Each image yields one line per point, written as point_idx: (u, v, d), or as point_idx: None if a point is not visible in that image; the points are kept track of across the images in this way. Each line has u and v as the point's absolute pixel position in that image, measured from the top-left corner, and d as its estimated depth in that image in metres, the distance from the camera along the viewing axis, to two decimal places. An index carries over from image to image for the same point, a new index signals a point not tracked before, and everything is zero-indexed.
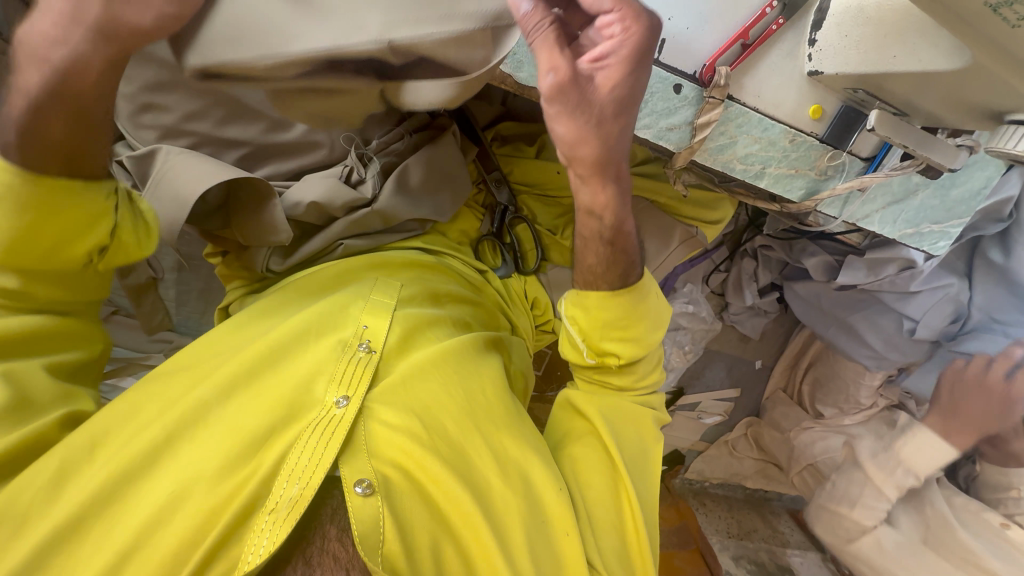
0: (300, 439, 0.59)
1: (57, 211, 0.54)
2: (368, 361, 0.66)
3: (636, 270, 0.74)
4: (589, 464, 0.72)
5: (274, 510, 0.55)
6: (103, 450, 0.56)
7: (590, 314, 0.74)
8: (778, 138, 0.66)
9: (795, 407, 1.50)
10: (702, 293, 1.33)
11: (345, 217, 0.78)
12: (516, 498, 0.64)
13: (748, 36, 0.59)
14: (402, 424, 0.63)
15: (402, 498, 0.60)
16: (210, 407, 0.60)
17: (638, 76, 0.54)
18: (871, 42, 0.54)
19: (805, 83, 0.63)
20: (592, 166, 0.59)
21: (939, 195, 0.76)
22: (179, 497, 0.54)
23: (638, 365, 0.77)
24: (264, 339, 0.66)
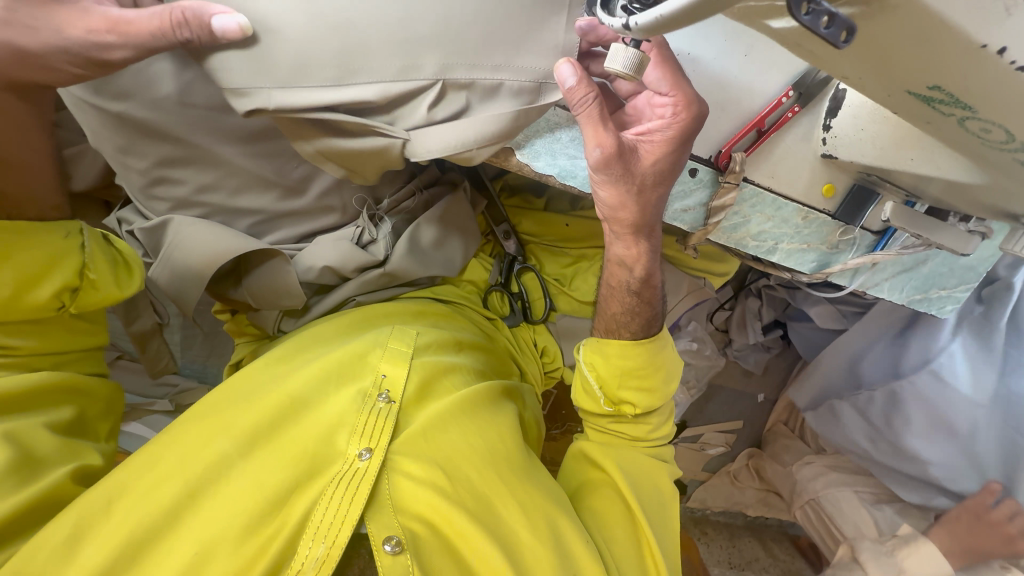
0: (325, 495, 0.58)
1: (20, 248, 0.56)
2: (389, 412, 0.65)
3: (658, 321, 0.75)
4: (610, 516, 0.70)
5: (302, 571, 0.54)
6: (121, 503, 0.54)
7: (609, 362, 0.73)
8: (790, 216, 0.66)
9: (797, 440, 1.50)
10: (706, 330, 1.33)
11: (356, 278, 0.79)
12: (547, 551, 0.61)
13: (764, 123, 0.58)
14: (427, 477, 0.62)
15: (431, 555, 0.58)
16: (232, 461, 0.58)
17: (679, 156, 0.57)
18: (888, 138, 0.54)
19: (819, 164, 0.63)
20: (631, 227, 0.63)
21: (948, 264, 0.76)
22: (205, 557, 0.53)
23: (653, 418, 0.77)
24: (283, 387, 0.64)
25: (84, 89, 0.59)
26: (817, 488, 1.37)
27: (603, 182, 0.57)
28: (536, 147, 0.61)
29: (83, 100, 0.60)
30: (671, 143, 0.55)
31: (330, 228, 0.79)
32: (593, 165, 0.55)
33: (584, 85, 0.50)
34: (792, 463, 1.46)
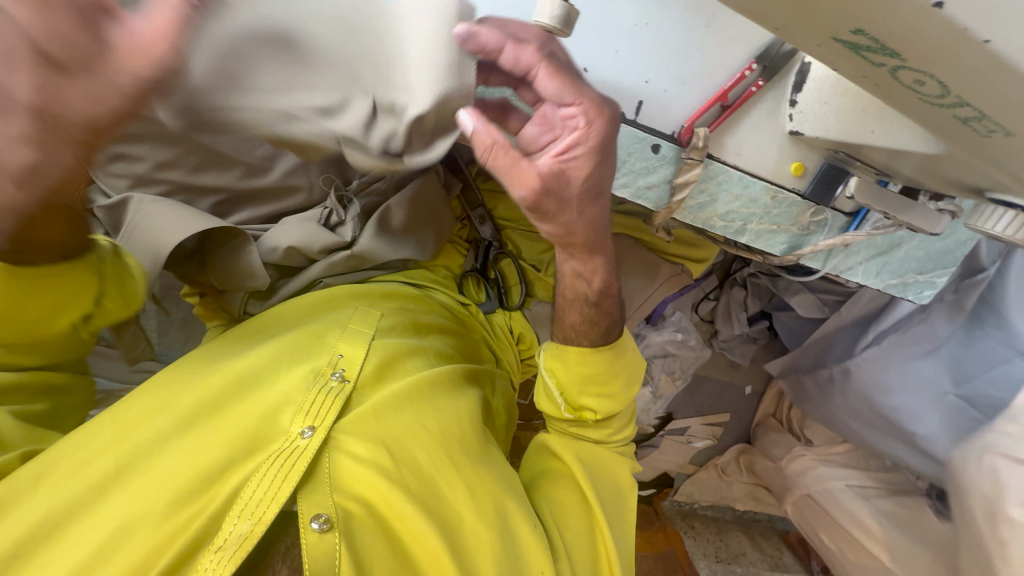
0: (257, 473, 0.56)
1: (50, 284, 0.61)
2: (340, 391, 0.64)
3: (617, 326, 0.74)
4: (565, 506, 0.69)
5: (222, 548, 0.51)
6: (53, 476, 0.54)
7: (567, 368, 0.73)
8: (759, 196, 0.65)
9: (785, 434, 1.48)
10: (691, 320, 1.31)
11: (324, 259, 0.77)
12: (491, 534, 0.60)
13: (727, 97, 0.57)
14: (371, 457, 0.60)
15: (364, 537, 0.56)
16: (168, 437, 0.58)
17: (603, 169, 0.55)
18: (850, 112, 0.52)
19: (786, 142, 0.62)
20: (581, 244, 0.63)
21: (924, 247, 0.74)
22: (124, 532, 0.51)
23: (611, 421, 0.75)
24: (232, 364, 0.64)
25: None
26: (808, 482, 1.38)
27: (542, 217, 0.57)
28: None
29: None
30: (591, 160, 0.53)
31: (297, 209, 0.78)
32: (525, 203, 0.54)
33: (483, 131, 0.47)
34: (781, 458, 1.46)
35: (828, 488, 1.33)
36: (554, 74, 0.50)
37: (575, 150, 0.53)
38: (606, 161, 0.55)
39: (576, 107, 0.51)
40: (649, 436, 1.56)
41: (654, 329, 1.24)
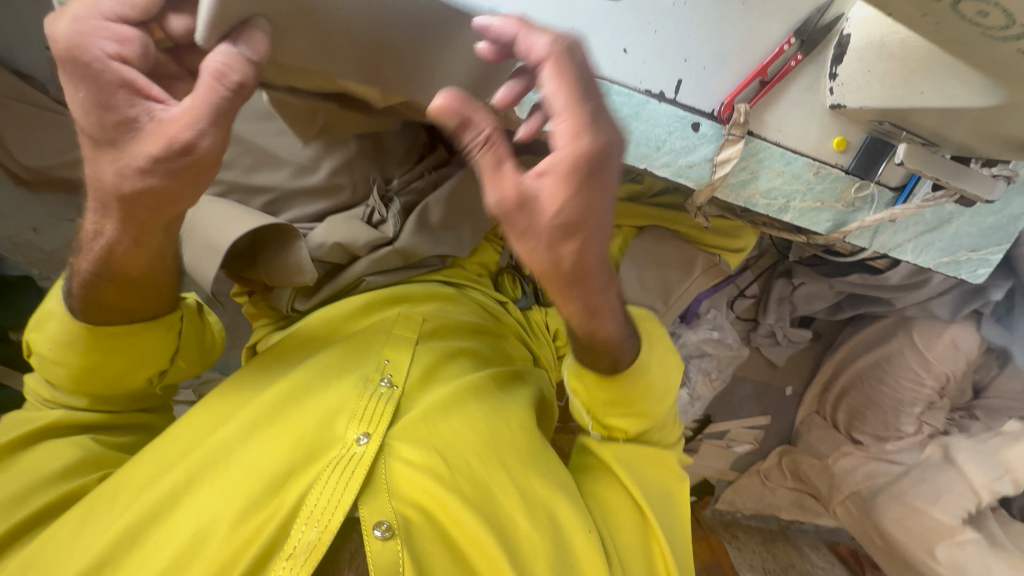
0: (319, 481, 0.50)
1: (128, 342, 0.57)
2: (390, 397, 0.57)
3: (631, 353, 0.59)
4: (613, 501, 0.61)
5: (293, 555, 0.46)
6: (126, 490, 0.50)
7: (590, 391, 0.62)
8: (801, 171, 0.64)
9: (831, 432, 1.43)
10: (727, 318, 1.30)
11: (367, 256, 0.78)
12: (546, 539, 0.53)
13: (767, 73, 0.58)
14: (425, 462, 0.53)
15: (427, 545, 0.50)
16: (231, 447, 0.52)
17: (591, 191, 0.38)
18: (894, 77, 0.53)
19: (827, 116, 0.62)
20: (560, 285, 0.44)
21: (976, 222, 0.73)
22: (196, 544, 0.46)
23: (655, 433, 0.65)
24: (290, 375, 0.59)
25: None
26: (856, 479, 1.35)
27: (536, 242, 0.40)
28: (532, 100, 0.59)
29: None
30: (581, 129, 0.37)
31: (341, 208, 0.81)
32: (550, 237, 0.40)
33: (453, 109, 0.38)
34: (829, 455, 1.42)
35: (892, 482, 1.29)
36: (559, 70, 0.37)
37: (550, 171, 0.38)
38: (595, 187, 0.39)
39: (558, 122, 0.37)
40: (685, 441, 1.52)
41: (689, 327, 1.23)
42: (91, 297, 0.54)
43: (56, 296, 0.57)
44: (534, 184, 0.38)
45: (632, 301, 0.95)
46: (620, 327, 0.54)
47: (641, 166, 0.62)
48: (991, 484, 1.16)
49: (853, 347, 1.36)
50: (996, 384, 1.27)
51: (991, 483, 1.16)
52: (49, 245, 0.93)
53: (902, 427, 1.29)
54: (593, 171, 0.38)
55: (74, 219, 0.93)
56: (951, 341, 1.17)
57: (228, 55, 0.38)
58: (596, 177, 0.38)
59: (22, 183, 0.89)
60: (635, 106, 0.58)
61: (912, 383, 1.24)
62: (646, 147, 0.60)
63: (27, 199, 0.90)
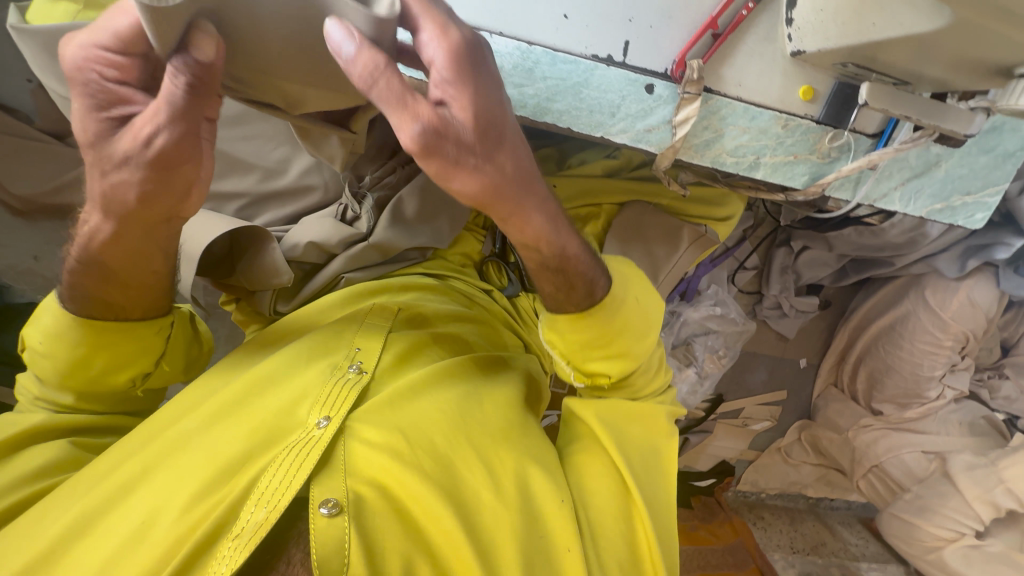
0: (274, 462, 0.50)
1: (114, 338, 0.58)
2: (355, 383, 0.58)
3: (604, 281, 0.60)
4: (592, 471, 0.60)
5: (238, 536, 0.46)
6: (85, 480, 0.51)
7: (567, 338, 0.62)
8: (768, 125, 0.62)
9: (850, 403, 1.38)
10: (728, 293, 1.27)
11: (343, 253, 0.78)
12: (510, 511, 0.53)
13: (717, 25, 0.56)
14: (384, 441, 0.53)
15: (376, 521, 0.49)
16: (192, 436, 0.53)
17: (485, 83, 0.38)
18: (847, 13, 0.51)
19: (789, 64, 0.59)
20: (507, 203, 0.46)
21: (968, 163, 0.69)
22: (147, 528, 0.47)
23: (637, 378, 0.65)
24: (254, 366, 0.60)
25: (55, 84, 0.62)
26: (878, 452, 1.30)
27: (467, 163, 0.39)
28: None
29: (64, 98, 0.62)
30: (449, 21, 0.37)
31: (316, 209, 0.82)
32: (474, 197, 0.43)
33: (366, 50, 0.35)
34: (849, 428, 1.36)
35: (908, 451, 1.26)
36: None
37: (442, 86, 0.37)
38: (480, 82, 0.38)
39: (423, 30, 0.37)
40: (699, 422, 1.49)
41: (688, 304, 1.20)
42: (93, 293, 0.56)
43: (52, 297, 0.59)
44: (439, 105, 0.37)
45: None
46: (583, 244, 0.57)
47: (598, 135, 0.59)
48: (986, 498, 1.14)
49: (867, 313, 1.31)
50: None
51: (990, 494, 1.13)
52: (50, 270, 0.96)
53: (926, 393, 1.25)
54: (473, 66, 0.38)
55: (70, 243, 0.96)
56: (966, 297, 1.11)
57: (184, 61, 0.37)
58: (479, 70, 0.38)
59: (19, 213, 0.92)
60: (583, 73, 0.57)
61: (931, 347, 1.18)
62: (601, 114, 0.59)
63: (24, 228, 0.93)
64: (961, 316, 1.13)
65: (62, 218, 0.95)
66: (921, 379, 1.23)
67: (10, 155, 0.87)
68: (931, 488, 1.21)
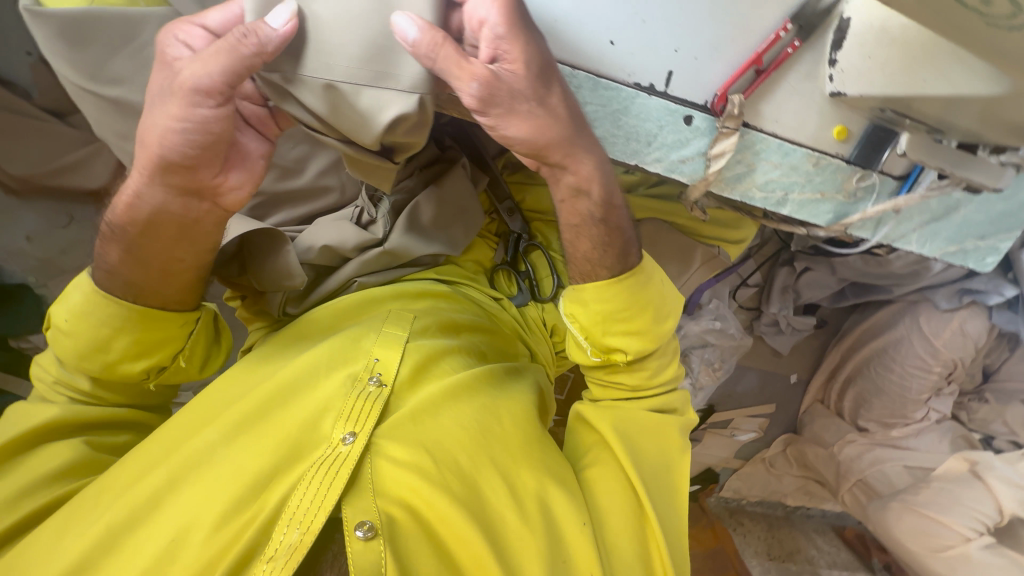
0: (302, 480, 0.51)
1: (139, 328, 0.59)
2: (377, 396, 0.58)
3: (635, 248, 0.62)
4: (607, 486, 0.60)
5: (273, 558, 0.47)
6: (108, 492, 0.52)
7: (588, 308, 0.62)
8: (800, 162, 0.62)
9: (836, 420, 1.42)
10: (729, 308, 1.28)
11: (356, 257, 0.76)
12: (534, 534, 0.54)
13: (762, 61, 0.55)
14: (411, 459, 0.54)
15: (409, 541, 0.51)
16: (216, 448, 0.53)
17: (534, 33, 0.47)
18: (896, 63, 0.51)
19: (827, 104, 0.59)
20: (562, 147, 0.52)
21: (986, 209, 0.69)
22: (179, 543, 0.48)
23: (650, 362, 0.65)
24: (276, 373, 0.59)
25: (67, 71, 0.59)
26: (863, 466, 1.34)
27: (524, 106, 0.48)
28: None
29: (77, 86, 0.59)
30: None
31: (331, 209, 0.81)
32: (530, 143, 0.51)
33: (426, 30, 0.44)
34: (835, 443, 1.41)
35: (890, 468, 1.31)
36: None
37: (495, 44, 0.46)
38: (531, 36, 0.47)
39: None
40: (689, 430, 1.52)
41: (689, 318, 1.21)
42: (119, 273, 0.58)
43: (80, 283, 0.59)
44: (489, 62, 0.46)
45: None
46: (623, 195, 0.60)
47: (633, 162, 0.60)
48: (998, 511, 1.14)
49: (859, 336, 1.33)
50: (1007, 369, 1.24)
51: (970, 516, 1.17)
52: (43, 253, 0.92)
53: (911, 414, 1.30)
54: (522, 20, 0.46)
55: (65, 226, 0.92)
56: (959, 327, 1.14)
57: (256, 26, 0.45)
58: (528, 21, 0.46)
59: (14, 192, 0.88)
60: (624, 101, 0.56)
61: (920, 371, 1.22)
62: (637, 142, 0.59)
63: (19, 208, 0.90)
64: (953, 345, 1.16)
65: (59, 199, 0.91)
66: (907, 400, 1.28)
67: (6, 131, 0.82)
68: (954, 485, 1.18)
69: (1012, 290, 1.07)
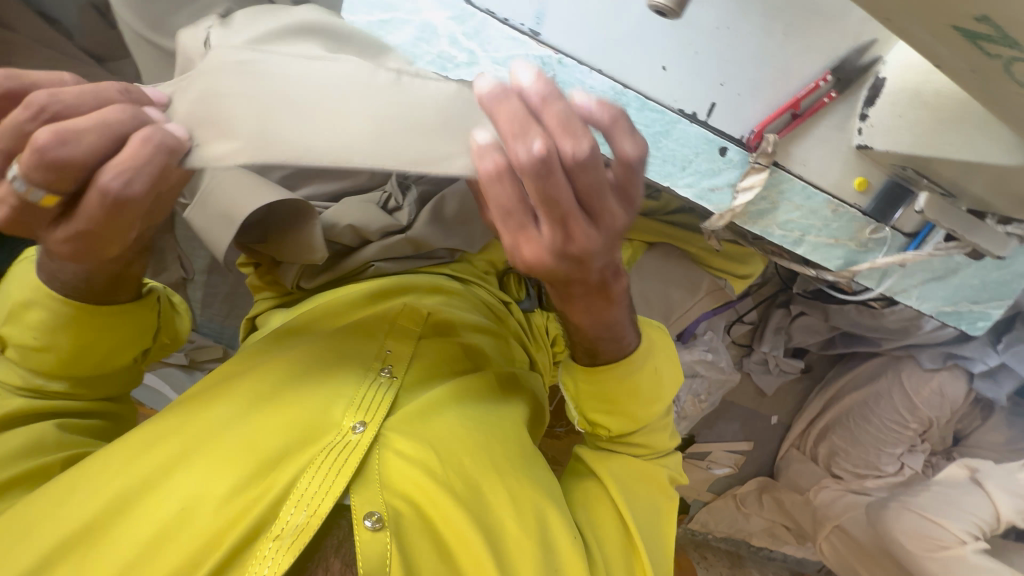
0: (312, 464, 0.52)
1: (119, 317, 0.58)
2: (389, 388, 0.59)
3: (631, 341, 0.61)
4: (602, 516, 0.62)
5: (279, 537, 0.48)
6: (120, 453, 0.51)
7: (579, 381, 0.64)
8: (820, 207, 0.65)
9: (812, 465, 1.44)
10: (722, 341, 1.31)
11: (378, 241, 0.77)
12: (531, 544, 0.54)
13: (799, 106, 0.58)
14: (419, 456, 0.55)
15: (413, 536, 0.52)
16: (229, 423, 0.54)
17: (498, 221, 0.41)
18: (925, 125, 0.54)
19: (852, 155, 0.62)
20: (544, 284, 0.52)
21: (982, 275, 0.73)
22: (186, 515, 0.48)
23: (640, 438, 0.65)
24: (291, 356, 0.60)
25: (133, 19, 0.61)
26: (838, 511, 1.36)
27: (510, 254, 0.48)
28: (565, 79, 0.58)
29: (139, 34, 0.61)
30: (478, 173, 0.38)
31: (357, 190, 0.82)
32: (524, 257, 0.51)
33: None
34: (810, 489, 1.43)
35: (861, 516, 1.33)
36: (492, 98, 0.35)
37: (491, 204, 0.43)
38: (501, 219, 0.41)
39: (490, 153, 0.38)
40: None
41: (683, 345, 1.23)
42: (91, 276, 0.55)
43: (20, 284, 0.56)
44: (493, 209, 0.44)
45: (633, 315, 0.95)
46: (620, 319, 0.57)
47: (664, 183, 0.62)
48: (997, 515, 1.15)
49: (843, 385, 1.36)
50: (977, 435, 1.30)
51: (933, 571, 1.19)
52: None
53: (884, 467, 1.34)
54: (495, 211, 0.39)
55: None
56: (938, 387, 1.19)
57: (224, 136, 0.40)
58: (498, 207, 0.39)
59: None
60: (666, 124, 0.59)
61: (897, 426, 1.26)
62: (672, 165, 0.61)
63: None
64: (929, 403, 1.21)
65: None
66: (880, 451, 1.32)
67: None
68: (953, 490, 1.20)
69: (996, 359, 1.13)
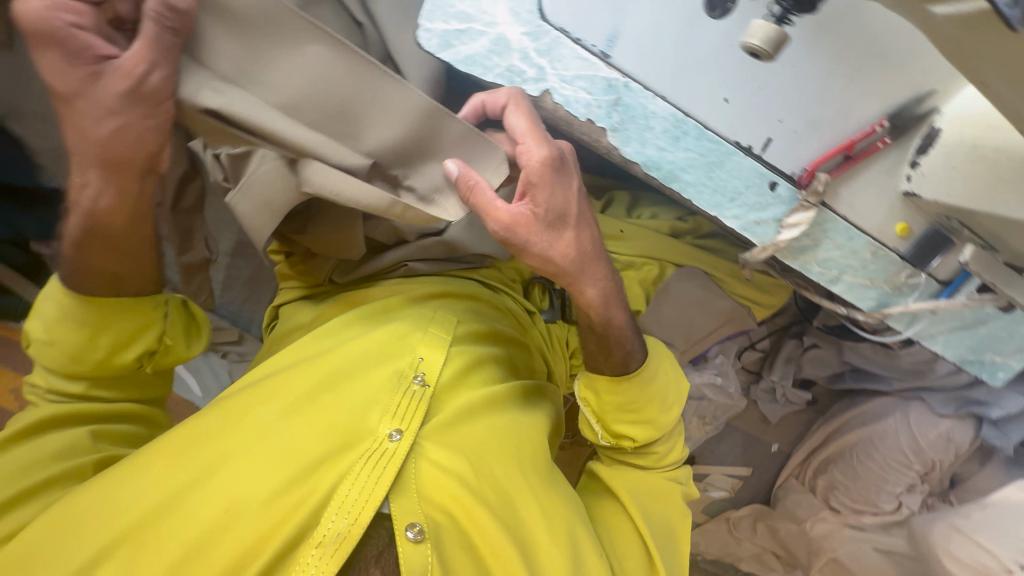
0: (351, 472, 0.52)
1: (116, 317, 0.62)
2: (422, 396, 0.59)
3: (638, 354, 0.69)
4: (621, 533, 0.65)
5: (322, 544, 0.49)
6: (163, 452, 0.52)
7: (601, 398, 0.70)
8: (860, 249, 0.66)
9: (809, 496, 1.44)
10: (733, 366, 1.31)
11: (415, 241, 0.76)
12: (560, 560, 0.56)
13: (853, 148, 0.59)
14: (454, 468, 0.56)
15: (449, 545, 0.53)
16: (267, 426, 0.54)
17: (557, 183, 0.57)
18: (978, 180, 0.55)
19: (898, 201, 0.63)
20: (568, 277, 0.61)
21: (1010, 328, 0.74)
22: (230, 517, 0.49)
23: (657, 447, 0.70)
24: (326, 358, 0.60)
25: None
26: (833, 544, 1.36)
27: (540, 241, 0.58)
28: (627, 104, 0.59)
29: None
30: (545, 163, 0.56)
31: None
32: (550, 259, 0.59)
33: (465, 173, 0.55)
34: (806, 519, 1.43)
35: (855, 551, 1.34)
36: (516, 110, 0.57)
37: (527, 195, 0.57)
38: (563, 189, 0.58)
39: (523, 145, 0.57)
40: None
41: (695, 367, 1.24)
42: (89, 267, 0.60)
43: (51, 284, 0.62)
44: (520, 208, 0.57)
45: (655, 335, 0.96)
46: (626, 317, 0.67)
47: (712, 214, 0.63)
48: None
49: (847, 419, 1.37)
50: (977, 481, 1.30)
51: None
52: None
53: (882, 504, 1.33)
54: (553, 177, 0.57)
55: None
56: (944, 432, 1.20)
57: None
58: (563, 173, 0.58)
59: None
60: (720, 155, 0.60)
61: (900, 466, 1.26)
62: (722, 196, 0.62)
63: None
64: (933, 444, 1.22)
65: None
66: (881, 489, 1.31)
67: None
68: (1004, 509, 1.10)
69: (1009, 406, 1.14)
